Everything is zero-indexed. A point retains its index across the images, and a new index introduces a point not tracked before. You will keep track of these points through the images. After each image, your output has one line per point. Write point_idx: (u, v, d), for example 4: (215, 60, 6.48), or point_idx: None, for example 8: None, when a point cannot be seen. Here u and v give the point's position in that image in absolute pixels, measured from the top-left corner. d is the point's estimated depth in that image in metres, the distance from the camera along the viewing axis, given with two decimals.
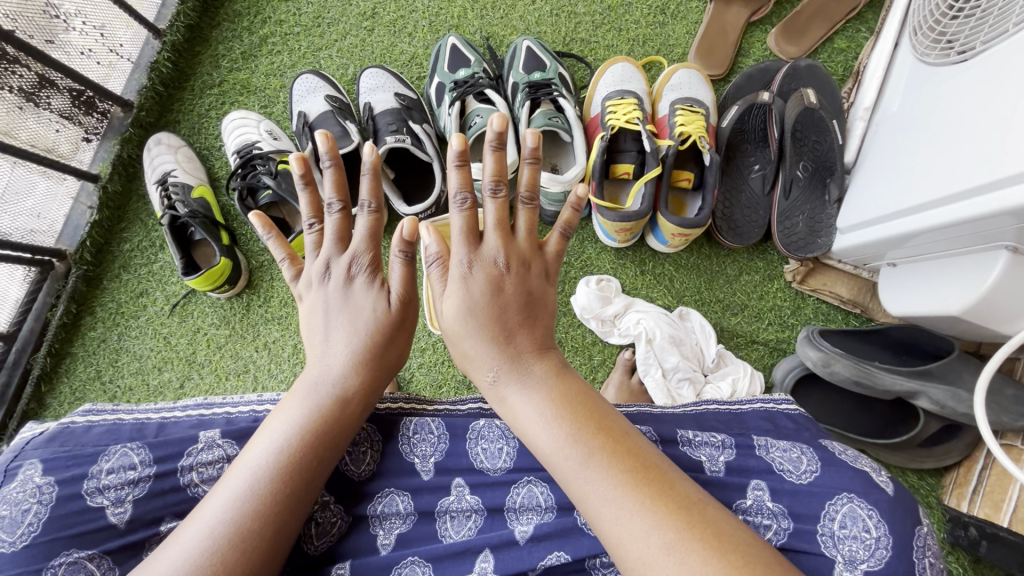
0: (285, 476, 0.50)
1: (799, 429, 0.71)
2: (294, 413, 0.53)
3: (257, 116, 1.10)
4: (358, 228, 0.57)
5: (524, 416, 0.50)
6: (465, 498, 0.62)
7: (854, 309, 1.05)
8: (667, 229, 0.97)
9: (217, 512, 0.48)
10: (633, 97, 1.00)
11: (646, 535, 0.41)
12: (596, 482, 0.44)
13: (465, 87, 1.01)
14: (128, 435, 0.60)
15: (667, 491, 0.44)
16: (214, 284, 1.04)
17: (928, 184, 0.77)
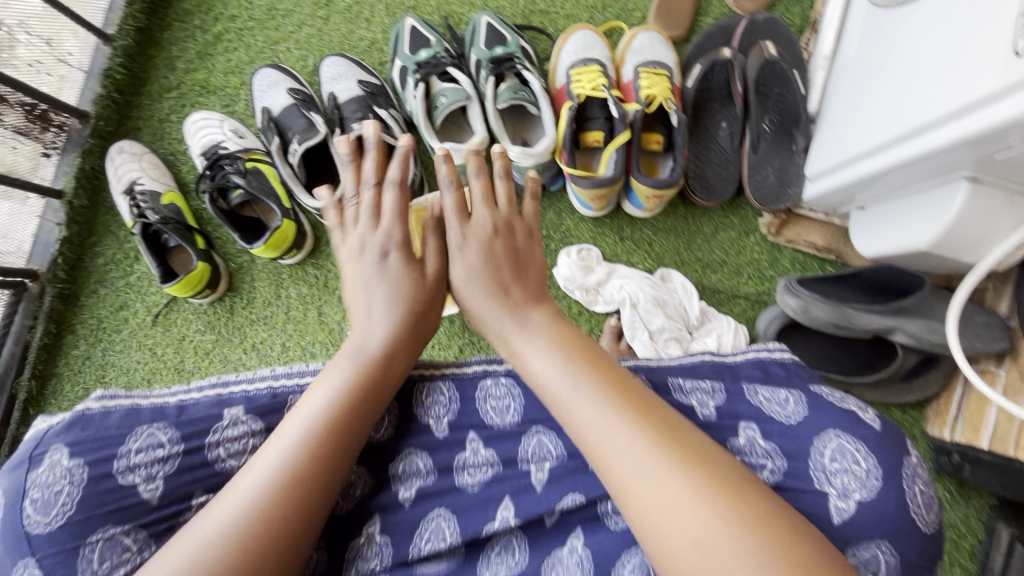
0: (329, 432, 0.51)
1: (789, 375, 0.73)
2: (337, 375, 0.54)
3: (220, 115, 1.08)
4: (390, 202, 0.60)
5: (536, 356, 0.54)
6: (480, 452, 0.63)
7: (829, 255, 1.08)
8: (641, 192, 0.98)
9: (263, 463, 0.49)
10: (597, 65, 1.01)
11: (631, 450, 0.46)
12: (599, 406, 0.48)
13: (428, 68, 1.00)
14: (148, 419, 0.58)
15: (661, 414, 0.48)
16: (194, 289, 1.03)
17: (892, 121, 0.78)
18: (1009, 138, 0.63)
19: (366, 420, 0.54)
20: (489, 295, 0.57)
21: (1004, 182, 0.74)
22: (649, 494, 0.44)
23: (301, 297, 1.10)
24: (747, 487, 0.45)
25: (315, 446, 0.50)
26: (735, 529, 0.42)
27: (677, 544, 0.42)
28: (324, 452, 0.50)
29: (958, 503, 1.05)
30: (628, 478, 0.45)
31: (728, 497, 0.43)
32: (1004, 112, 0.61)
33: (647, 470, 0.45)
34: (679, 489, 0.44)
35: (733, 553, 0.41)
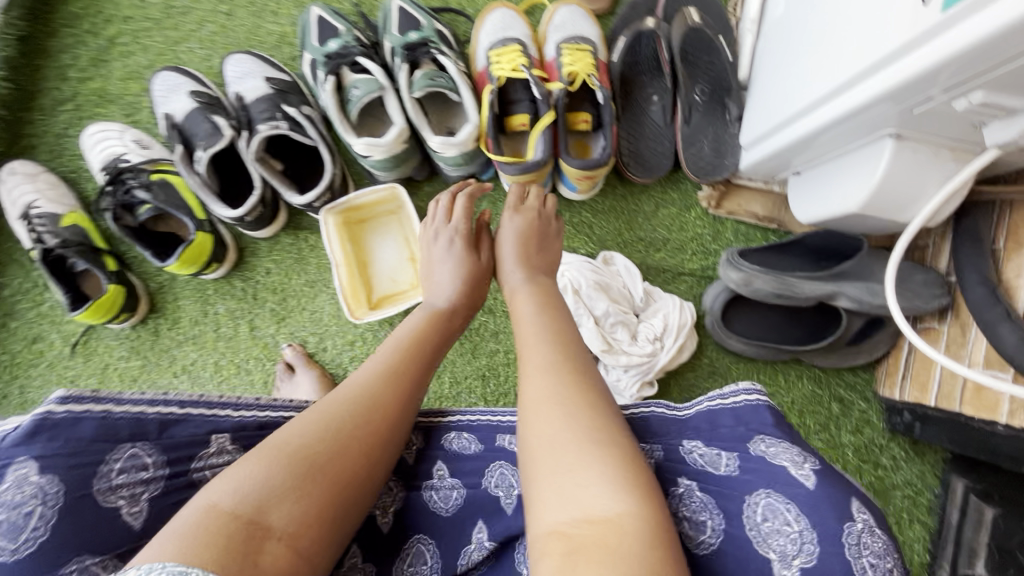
0: (400, 378, 0.67)
1: (736, 425, 0.67)
2: (413, 319, 0.77)
3: (120, 125, 1.00)
4: (461, 200, 0.88)
5: (520, 316, 0.75)
6: (446, 478, 0.71)
7: (771, 224, 1.06)
8: (572, 175, 0.94)
9: (347, 395, 0.63)
10: (516, 44, 0.96)
11: (542, 349, 0.68)
12: (543, 343, 0.68)
13: (337, 61, 0.94)
14: (126, 437, 0.55)
15: (578, 357, 0.67)
16: (109, 314, 0.96)
17: (818, 81, 0.75)
18: (932, 86, 0.61)
19: (425, 370, 0.71)
20: (521, 261, 0.82)
21: (928, 137, 0.72)
22: (534, 398, 0.63)
23: (230, 313, 1.04)
24: (604, 413, 0.60)
25: (383, 387, 0.65)
26: (581, 434, 0.58)
27: (541, 435, 0.59)
28: (393, 392, 0.65)
29: (914, 461, 1.05)
30: (528, 388, 0.65)
31: (589, 413, 0.60)
32: (922, 60, 0.58)
33: (542, 387, 0.64)
34: (560, 400, 0.61)
35: (574, 443, 0.57)
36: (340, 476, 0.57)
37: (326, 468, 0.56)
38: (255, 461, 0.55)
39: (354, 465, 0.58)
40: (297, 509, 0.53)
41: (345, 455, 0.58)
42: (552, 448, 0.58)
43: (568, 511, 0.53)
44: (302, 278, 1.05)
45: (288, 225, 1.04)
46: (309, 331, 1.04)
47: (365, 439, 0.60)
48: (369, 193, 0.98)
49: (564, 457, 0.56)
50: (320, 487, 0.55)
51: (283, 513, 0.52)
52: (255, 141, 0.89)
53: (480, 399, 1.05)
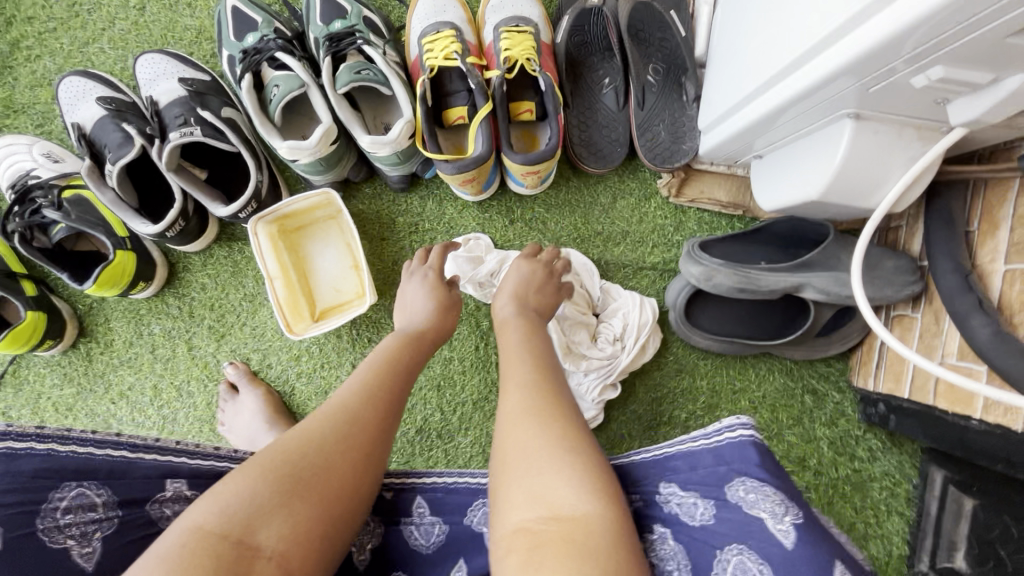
0: (384, 383, 0.63)
1: (716, 465, 0.64)
2: (391, 339, 0.72)
3: (28, 138, 0.93)
4: (434, 251, 0.86)
5: (506, 342, 0.71)
6: (426, 516, 0.72)
7: (736, 211, 0.99)
8: (516, 170, 0.87)
9: (328, 411, 0.59)
10: (449, 29, 0.88)
11: (522, 355, 0.67)
12: (524, 361, 0.66)
13: (254, 56, 0.86)
14: (71, 474, 0.53)
15: (555, 372, 0.65)
16: (30, 343, 0.89)
17: (774, 55, 0.68)
18: (895, 56, 0.53)
19: (407, 379, 0.67)
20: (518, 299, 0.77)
21: (890, 115, 0.66)
22: (515, 409, 0.60)
23: (167, 333, 0.98)
24: (578, 424, 0.59)
25: (366, 398, 0.61)
26: (557, 439, 0.56)
27: (518, 443, 0.57)
28: (378, 399, 0.61)
29: (891, 451, 0.99)
30: (509, 399, 0.62)
31: (563, 423, 0.58)
32: (884, 27, 0.51)
33: (525, 394, 0.61)
34: (534, 411, 0.59)
35: (550, 450, 0.55)
36: (329, 490, 0.53)
37: (313, 480, 0.53)
38: (241, 475, 0.52)
39: (344, 475, 0.55)
40: (286, 524, 0.50)
41: (335, 465, 0.55)
42: (532, 453, 0.55)
43: (534, 509, 0.51)
44: (240, 292, 0.98)
45: (221, 236, 0.98)
46: (251, 347, 0.99)
47: (355, 449, 0.57)
48: (298, 199, 0.91)
49: (539, 461, 0.54)
50: (309, 501, 0.52)
51: (271, 530, 0.49)
52: (166, 150, 0.82)
53: (436, 410, 1.00)
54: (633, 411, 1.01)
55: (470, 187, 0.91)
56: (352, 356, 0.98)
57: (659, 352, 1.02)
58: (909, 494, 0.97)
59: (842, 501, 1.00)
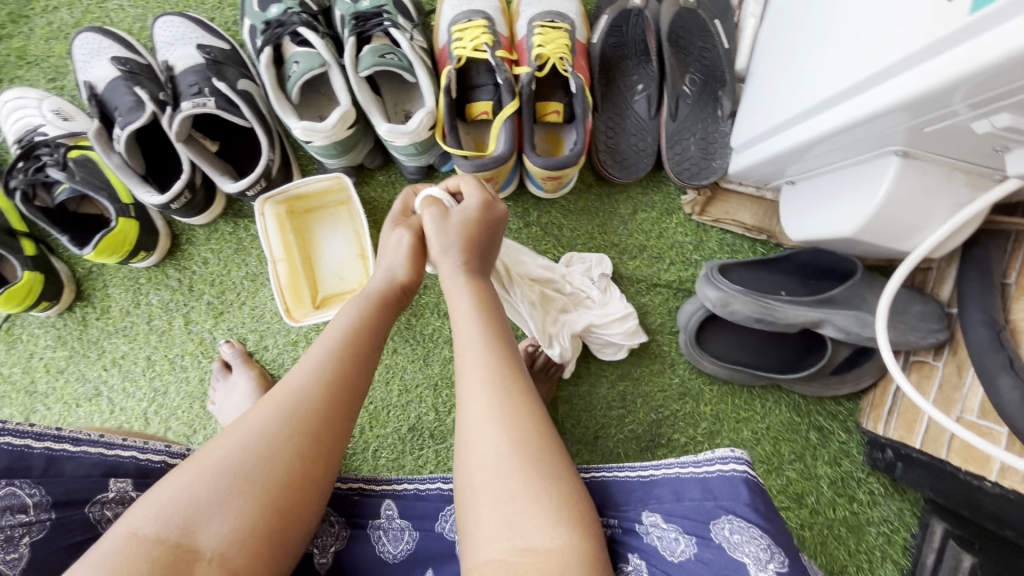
0: (340, 362, 0.58)
1: (703, 498, 0.62)
2: (350, 309, 0.64)
3: (38, 92, 0.90)
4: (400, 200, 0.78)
5: (459, 321, 0.64)
6: (395, 520, 0.71)
7: (760, 235, 0.95)
8: (536, 173, 0.83)
9: (271, 399, 0.55)
10: (481, 18, 0.84)
11: (476, 339, 0.60)
12: (482, 356, 0.60)
13: (275, 29, 0.82)
14: (2, 470, 0.50)
15: (522, 367, 0.60)
16: (25, 303, 0.87)
17: (822, 80, 0.64)
18: (951, 103, 0.50)
19: (371, 352, 0.61)
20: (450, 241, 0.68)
21: (941, 157, 0.61)
22: (478, 416, 0.56)
23: (164, 304, 0.96)
24: (551, 436, 0.55)
25: (321, 384, 0.56)
26: (530, 455, 0.53)
27: (480, 457, 0.54)
28: (329, 384, 0.56)
29: (892, 496, 0.97)
30: (472, 400, 0.57)
31: (531, 434, 0.54)
32: (951, 68, 0.46)
33: (489, 395, 0.56)
34: (499, 420, 0.55)
35: (520, 471, 0.52)
36: (276, 486, 0.51)
37: (254, 477, 0.50)
38: (186, 474, 0.50)
39: (292, 467, 0.52)
40: (229, 523, 0.48)
41: (280, 464, 0.51)
42: (498, 473, 0.52)
43: (507, 537, 0.49)
44: (242, 271, 0.96)
45: (227, 211, 0.95)
46: (249, 327, 0.97)
47: (300, 435, 0.53)
48: (309, 181, 0.88)
49: (502, 484, 0.52)
50: (251, 501, 0.49)
51: (212, 530, 0.48)
52: (177, 120, 0.79)
53: (430, 409, 0.98)
54: (631, 430, 0.98)
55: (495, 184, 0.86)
56: None
57: (664, 373, 0.98)
58: (905, 542, 0.95)
59: (837, 543, 0.97)
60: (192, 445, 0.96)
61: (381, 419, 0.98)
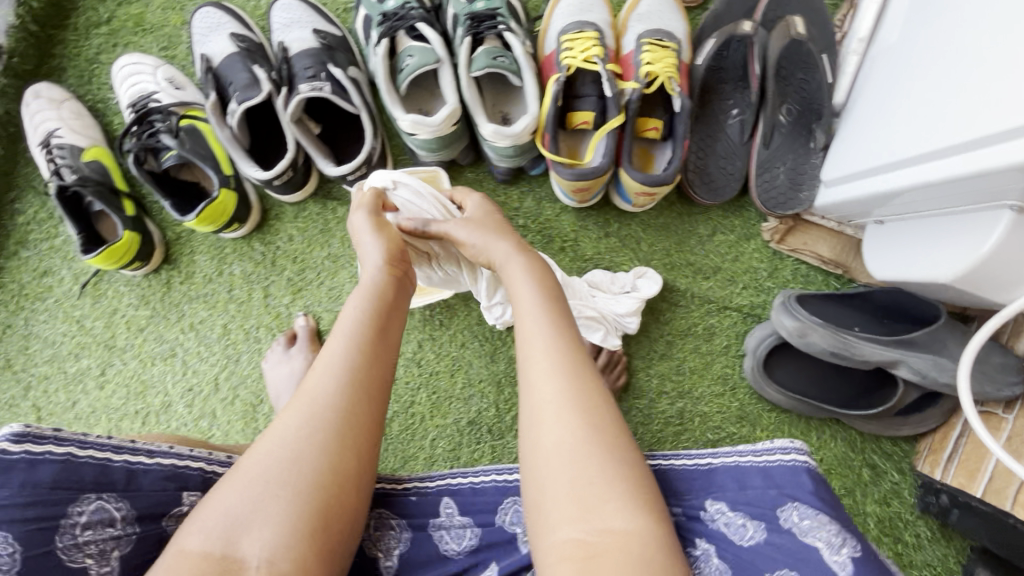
0: (365, 363, 0.59)
1: (767, 487, 0.63)
2: (355, 305, 0.64)
3: (154, 60, 0.93)
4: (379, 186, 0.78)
5: (519, 299, 0.65)
6: (455, 517, 0.69)
7: (836, 269, 0.96)
8: (630, 188, 0.84)
9: (298, 405, 0.56)
10: (593, 31, 0.86)
11: (537, 318, 0.62)
12: (544, 343, 0.60)
13: (394, 22, 0.85)
14: (88, 486, 0.50)
15: (580, 349, 0.60)
16: (121, 261, 0.91)
17: (921, 133, 0.67)
18: None
19: (387, 346, 0.62)
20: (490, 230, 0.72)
21: None
22: (543, 403, 0.57)
23: (245, 275, 0.99)
24: (618, 419, 0.56)
25: (341, 387, 0.57)
26: (598, 441, 0.54)
27: (545, 445, 0.55)
28: (351, 387, 0.57)
29: (939, 543, 0.97)
30: (535, 388, 0.58)
31: (589, 420, 0.55)
32: None
33: (548, 384, 0.57)
34: (560, 409, 0.56)
35: (588, 460, 0.53)
36: (316, 486, 0.52)
37: (288, 481, 0.52)
38: (225, 490, 0.51)
39: (335, 467, 0.53)
40: (274, 527, 0.50)
41: (312, 464, 0.53)
42: (567, 458, 0.53)
43: (585, 518, 0.51)
44: (325, 251, 0.98)
45: (317, 192, 0.98)
46: (324, 306, 0.99)
47: (326, 436, 0.54)
48: (409, 172, 0.90)
49: (567, 471, 0.53)
50: (291, 504, 0.51)
51: (255, 540, 0.49)
52: (293, 101, 0.81)
53: (491, 405, 0.99)
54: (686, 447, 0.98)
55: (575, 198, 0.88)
56: (419, 336, 1.01)
57: (725, 395, 0.99)
58: None
59: None
60: (257, 414, 0.98)
61: (442, 410, 0.99)
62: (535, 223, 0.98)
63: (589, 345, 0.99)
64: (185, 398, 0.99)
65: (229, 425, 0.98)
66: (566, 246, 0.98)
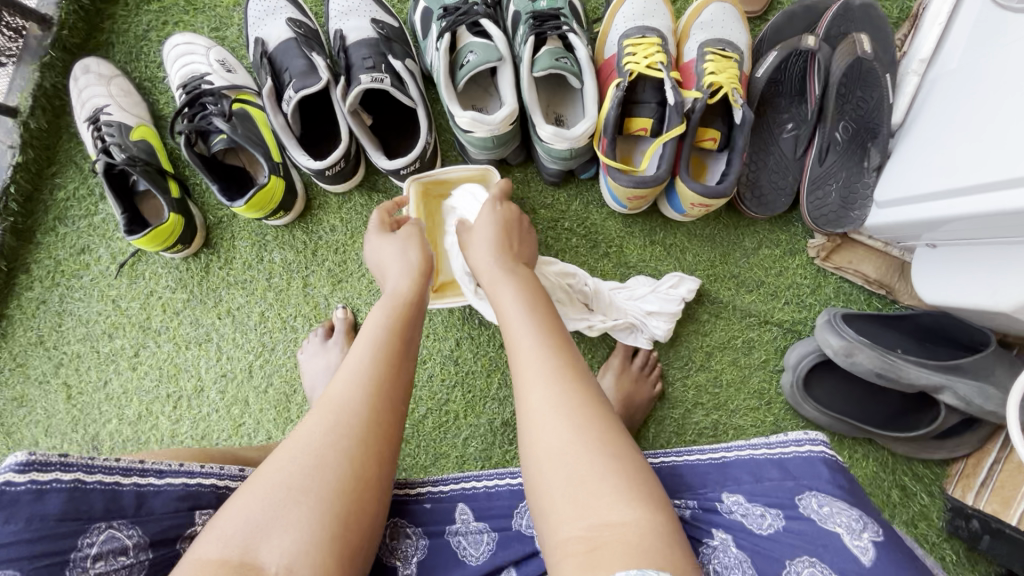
0: (384, 373, 0.58)
1: (783, 478, 0.64)
2: (377, 316, 0.64)
3: (206, 41, 0.92)
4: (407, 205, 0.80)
5: (506, 312, 0.62)
6: (471, 524, 0.68)
7: (880, 290, 0.95)
8: (686, 198, 0.84)
9: (319, 414, 0.55)
10: (656, 36, 0.85)
11: (524, 322, 0.59)
12: (535, 344, 0.57)
13: (456, 16, 0.83)
14: (99, 514, 0.49)
15: (571, 349, 0.58)
16: (165, 245, 0.90)
17: (965, 167, 0.70)
18: None
19: (410, 356, 0.62)
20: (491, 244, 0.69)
21: None
22: (536, 405, 0.53)
23: (286, 263, 0.98)
24: (611, 418, 0.53)
25: (358, 390, 0.57)
26: (589, 436, 0.50)
27: (539, 443, 0.51)
28: (370, 392, 0.57)
29: (965, 568, 0.96)
30: (529, 391, 0.54)
31: (583, 415, 0.52)
32: None
33: (541, 383, 0.54)
34: (551, 407, 0.52)
35: (583, 452, 0.49)
36: (329, 488, 0.51)
37: (308, 487, 0.51)
38: (245, 497, 0.50)
39: (347, 472, 0.52)
40: (293, 533, 0.48)
41: (335, 470, 0.52)
42: (561, 454, 0.50)
43: (581, 516, 0.47)
44: None
45: (363, 183, 0.97)
46: (363, 299, 0.98)
47: (348, 440, 0.54)
48: (460, 168, 0.89)
49: (562, 468, 0.49)
50: (313, 509, 0.50)
51: (275, 545, 0.48)
52: (352, 90, 0.80)
53: None
54: None
55: (629, 204, 0.88)
56: (458, 334, 1.00)
57: (760, 410, 0.98)
58: None
59: None
60: (290, 404, 0.97)
61: (477, 409, 0.99)
62: (581, 227, 0.97)
63: (625, 348, 0.96)
64: (218, 384, 0.98)
65: (261, 414, 0.97)
66: (611, 252, 0.98)
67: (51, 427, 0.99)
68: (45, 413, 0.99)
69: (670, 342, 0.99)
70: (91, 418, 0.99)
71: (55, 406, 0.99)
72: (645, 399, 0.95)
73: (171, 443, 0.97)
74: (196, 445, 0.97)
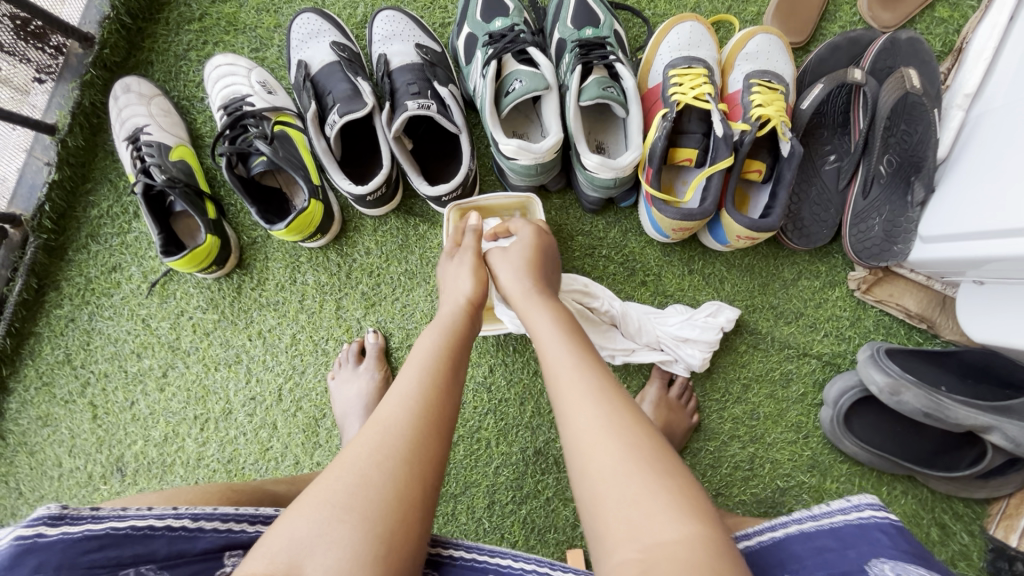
0: (432, 398, 0.55)
1: (842, 549, 0.50)
2: (426, 339, 0.62)
3: (248, 62, 0.93)
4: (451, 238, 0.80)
5: (542, 338, 0.60)
6: None
7: (921, 324, 0.93)
8: (731, 230, 0.83)
9: (366, 433, 0.52)
10: (702, 67, 0.84)
11: (560, 346, 0.57)
12: (570, 368, 0.54)
13: (503, 43, 0.83)
14: (126, 560, 0.45)
15: (608, 370, 0.55)
16: (201, 265, 0.89)
17: (993, 210, 0.72)
18: None
19: (456, 379, 0.58)
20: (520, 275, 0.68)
21: None
22: (579, 427, 0.50)
23: (319, 286, 0.96)
24: (651, 433, 0.49)
25: (406, 406, 0.53)
26: (635, 453, 0.47)
27: (589, 467, 0.47)
28: (420, 410, 0.53)
29: None
30: (570, 417, 0.51)
31: (628, 439, 0.48)
32: None
33: (583, 408, 0.51)
34: (596, 429, 0.49)
35: (627, 470, 0.46)
36: (372, 506, 0.46)
37: (353, 504, 0.47)
38: (297, 513, 0.47)
39: (387, 491, 0.48)
40: (335, 554, 0.44)
41: (378, 485, 0.48)
42: (610, 476, 0.46)
43: (623, 535, 0.43)
44: (401, 267, 0.95)
45: (400, 207, 0.96)
46: (397, 323, 0.95)
47: (394, 460, 0.49)
48: (496, 198, 0.90)
49: (613, 488, 0.45)
50: (356, 529, 0.45)
51: (320, 561, 0.43)
52: (399, 116, 0.79)
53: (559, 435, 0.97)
54: (754, 492, 0.96)
55: (674, 234, 0.87)
56: (491, 360, 0.98)
57: (797, 443, 0.96)
58: None
59: None
60: (319, 429, 0.94)
61: (509, 438, 0.97)
62: (620, 253, 0.97)
63: (662, 373, 0.95)
64: (246, 407, 0.96)
65: (289, 439, 0.94)
66: (648, 280, 0.97)
67: (75, 448, 0.97)
68: (70, 433, 0.97)
69: (707, 371, 0.98)
70: (115, 439, 0.97)
71: (80, 426, 0.97)
72: (682, 429, 0.93)
73: (197, 466, 0.95)
74: (222, 468, 0.95)
